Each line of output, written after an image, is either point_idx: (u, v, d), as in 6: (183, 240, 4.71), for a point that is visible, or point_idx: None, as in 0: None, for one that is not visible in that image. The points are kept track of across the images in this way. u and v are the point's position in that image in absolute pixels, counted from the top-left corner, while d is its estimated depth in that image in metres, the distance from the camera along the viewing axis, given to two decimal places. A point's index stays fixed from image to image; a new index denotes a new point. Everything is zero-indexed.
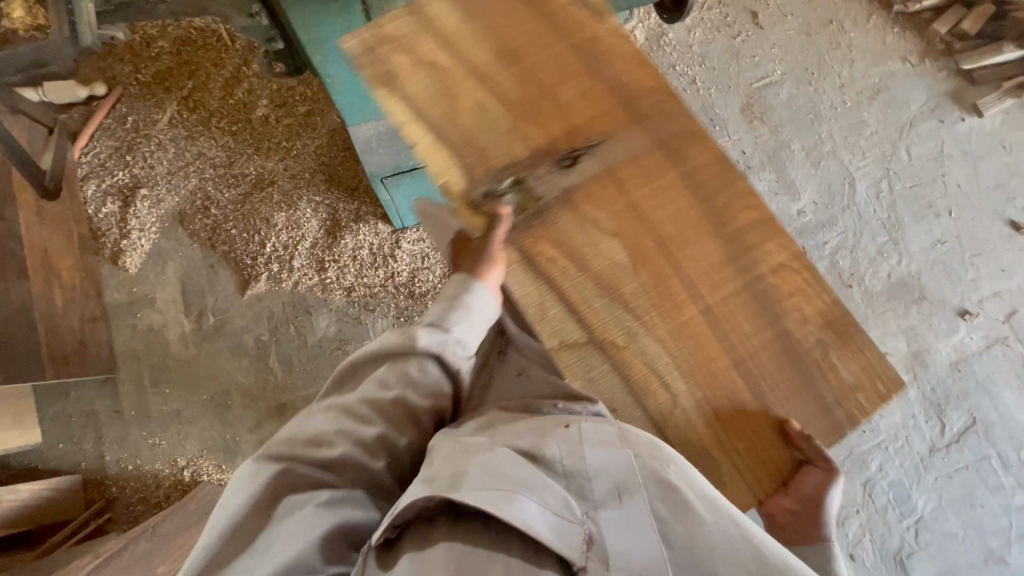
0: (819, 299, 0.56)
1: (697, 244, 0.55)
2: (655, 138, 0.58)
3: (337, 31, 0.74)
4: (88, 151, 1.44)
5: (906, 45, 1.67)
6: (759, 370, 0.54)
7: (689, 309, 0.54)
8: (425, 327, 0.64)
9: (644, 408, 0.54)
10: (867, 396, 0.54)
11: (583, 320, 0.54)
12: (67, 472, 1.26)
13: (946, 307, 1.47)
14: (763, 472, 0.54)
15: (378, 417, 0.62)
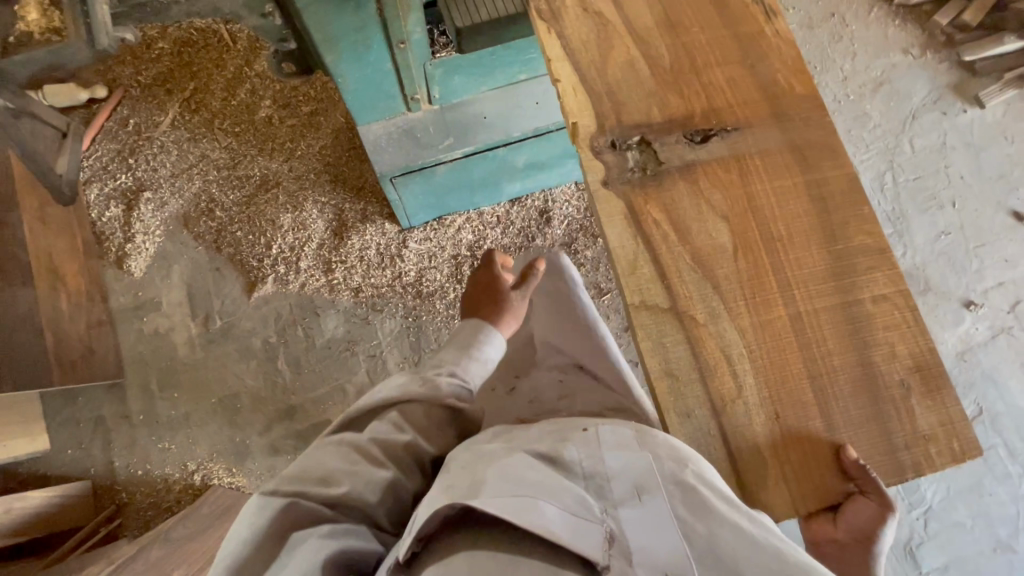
0: (915, 342, 0.54)
1: (807, 248, 0.56)
2: (791, 140, 0.59)
3: (351, 28, 0.74)
4: (91, 155, 1.43)
5: (907, 37, 1.67)
6: (835, 389, 0.52)
7: (778, 308, 0.55)
8: (444, 374, 0.63)
9: (706, 389, 0.53)
10: (939, 448, 0.51)
11: (669, 287, 0.55)
12: (77, 478, 1.25)
13: (951, 298, 1.48)
14: (814, 496, 0.51)
15: (388, 457, 0.58)
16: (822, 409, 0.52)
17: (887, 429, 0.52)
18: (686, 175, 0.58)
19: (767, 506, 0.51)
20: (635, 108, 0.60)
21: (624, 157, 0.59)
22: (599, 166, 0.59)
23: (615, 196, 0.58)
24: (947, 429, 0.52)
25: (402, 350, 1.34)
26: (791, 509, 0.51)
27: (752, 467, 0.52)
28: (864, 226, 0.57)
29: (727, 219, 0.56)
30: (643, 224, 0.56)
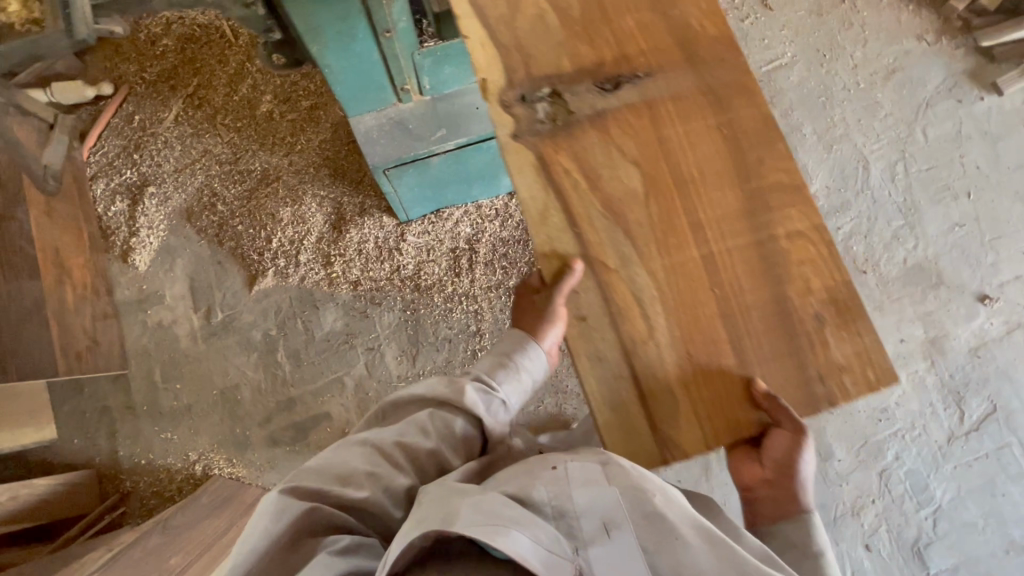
0: (825, 276, 0.60)
1: (718, 193, 0.62)
2: (705, 83, 0.64)
3: (334, 18, 0.73)
4: (97, 151, 1.45)
5: (921, 23, 1.62)
6: (744, 324, 0.59)
7: (690, 250, 0.61)
8: (473, 380, 0.69)
9: (618, 329, 0.59)
10: (852, 378, 0.58)
11: (580, 234, 0.61)
12: (82, 467, 1.28)
13: (965, 292, 1.43)
14: (726, 431, 0.57)
15: (408, 464, 0.63)
16: (734, 347, 0.58)
17: (801, 361, 0.58)
18: (598, 124, 0.63)
19: (677, 442, 0.57)
20: (543, 59, 0.65)
21: (534, 109, 0.64)
22: (508, 120, 0.64)
23: (525, 147, 0.63)
24: (860, 358, 0.58)
25: (400, 343, 1.35)
26: (703, 445, 0.57)
27: (661, 404, 0.58)
28: (781, 166, 0.62)
29: (641, 165, 0.62)
30: (552, 172, 0.63)
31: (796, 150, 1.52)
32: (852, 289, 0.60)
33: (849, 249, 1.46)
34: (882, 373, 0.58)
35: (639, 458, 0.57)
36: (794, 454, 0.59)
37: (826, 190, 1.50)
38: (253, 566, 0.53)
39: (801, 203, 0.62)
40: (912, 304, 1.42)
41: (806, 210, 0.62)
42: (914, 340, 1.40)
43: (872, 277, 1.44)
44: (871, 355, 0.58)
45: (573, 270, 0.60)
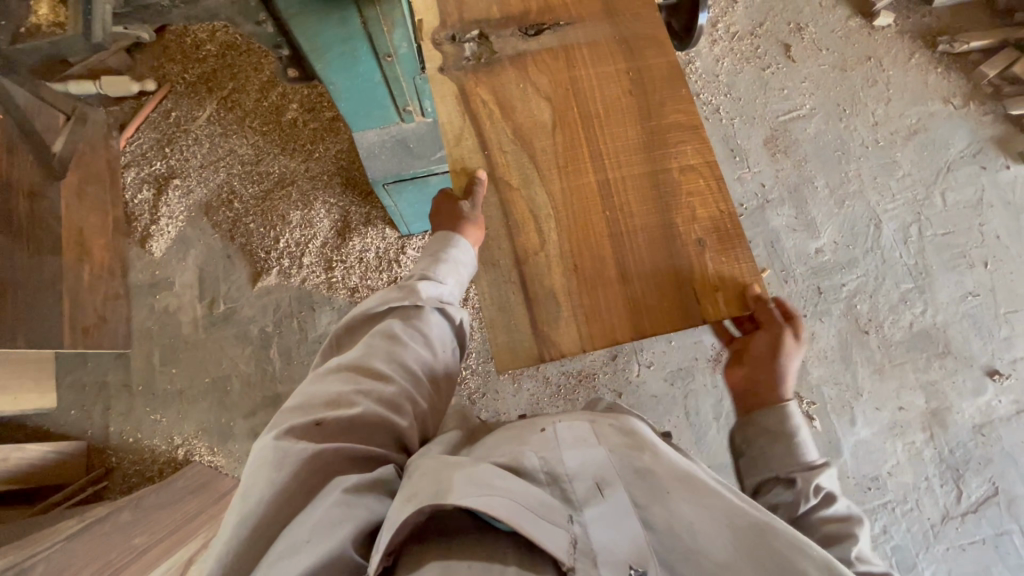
0: (709, 208, 0.74)
1: (620, 128, 0.77)
2: (621, 35, 0.81)
3: (338, 39, 0.78)
4: (133, 141, 1.54)
5: (949, 86, 1.60)
6: (630, 244, 0.73)
7: (589, 177, 0.75)
8: (422, 282, 0.77)
9: (513, 242, 0.73)
10: (724, 294, 0.71)
11: (489, 156, 0.76)
12: (74, 438, 1.33)
13: (973, 365, 1.37)
14: (599, 336, 0.70)
15: (391, 372, 0.68)
16: (616, 259, 0.72)
17: (680, 279, 0.72)
18: (516, 64, 0.79)
19: (555, 343, 0.70)
20: (476, 8, 0.82)
21: (461, 47, 0.80)
22: (437, 56, 0.80)
23: (448, 79, 0.79)
24: (732, 279, 0.71)
25: None
26: (576, 348, 0.69)
27: (545, 309, 0.71)
28: (676, 109, 0.78)
29: (555, 103, 0.78)
30: (470, 101, 0.78)
31: (807, 202, 1.49)
32: (731, 221, 0.74)
33: (853, 306, 1.41)
34: (752, 294, 0.71)
35: (521, 355, 0.70)
36: (777, 355, 0.72)
37: (834, 245, 1.46)
38: (268, 514, 0.54)
39: (692, 142, 0.77)
40: (915, 370, 1.37)
41: (698, 150, 0.76)
42: (914, 410, 1.34)
43: (874, 338, 1.39)
44: (743, 280, 0.71)
45: (479, 179, 0.74)
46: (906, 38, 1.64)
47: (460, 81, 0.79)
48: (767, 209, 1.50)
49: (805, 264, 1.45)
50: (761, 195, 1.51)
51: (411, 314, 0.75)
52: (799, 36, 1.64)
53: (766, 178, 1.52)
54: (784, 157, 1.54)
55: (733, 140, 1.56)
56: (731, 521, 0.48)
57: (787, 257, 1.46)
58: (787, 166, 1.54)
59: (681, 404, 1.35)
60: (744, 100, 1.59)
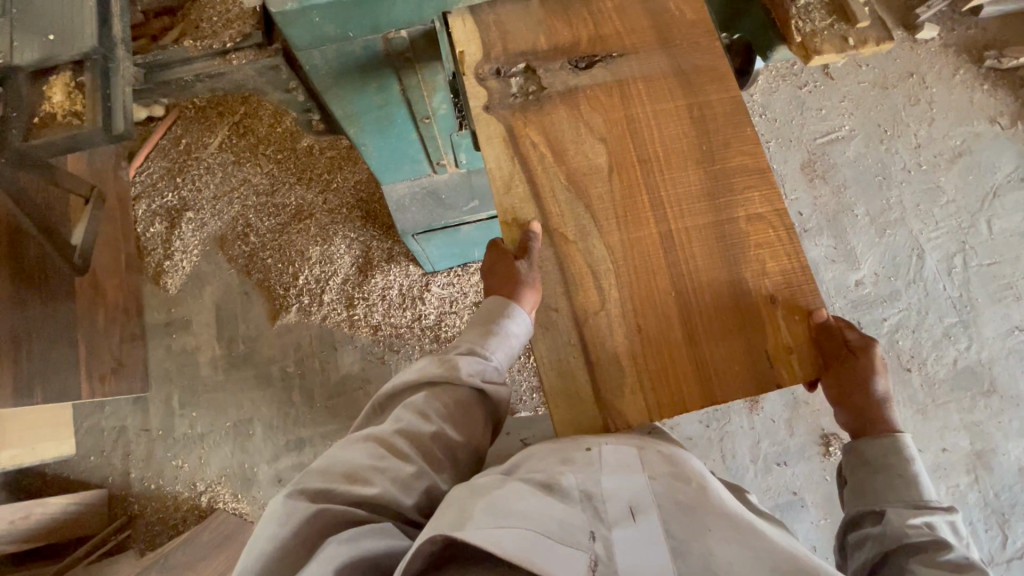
0: (786, 257, 0.55)
1: (680, 172, 0.57)
2: (679, 66, 0.60)
3: (374, 106, 0.71)
4: (143, 171, 1.48)
5: (996, 105, 1.52)
6: (695, 303, 0.54)
7: (649, 227, 0.56)
8: (465, 357, 0.60)
9: (570, 300, 0.55)
10: (801, 358, 0.53)
11: (542, 207, 0.57)
12: (95, 485, 1.30)
13: (1021, 405, 1.33)
14: (667, 406, 0.52)
15: (415, 452, 0.56)
16: (682, 321, 0.54)
17: (754, 343, 0.53)
18: (570, 102, 0.59)
19: (619, 412, 0.53)
20: (520, 37, 0.60)
21: (507, 83, 0.59)
22: (480, 92, 0.59)
23: (495, 119, 0.59)
24: (811, 342, 0.53)
25: None
26: (646, 417, 0.53)
27: (607, 371, 0.53)
28: (745, 145, 0.58)
29: (609, 143, 0.58)
30: (520, 145, 0.58)
31: (846, 231, 1.43)
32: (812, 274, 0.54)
33: (894, 343, 1.36)
34: (836, 352, 0.54)
35: (578, 429, 0.53)
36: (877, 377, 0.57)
37: (875, 277, 1.40)
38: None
39: (765, 186, 0.57)
40: (959, 410, 1.32)
41: (770, 194, 0.56)
42: (959, 451, 1.30)
43: (916, 377, 1.34)
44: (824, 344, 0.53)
45: (533, 231, 0.56)
46: (951, 52, 1.56)
47: (509, 123, 0.59)
48: (805, 239, 1.43)
49: (845, 298, 1.39)
50: (798, 224, 1.45)
51: (447, 390, 0.60)
52: None
53: (804, 206, 1.46)
54: (822, 183, 1.47)
55: (770, 164, 1.49)
56: (775, 566, 0.43)
57: (825, 289, 1.40)
58: (825, 193, 1.47)
59: (717, 447, 1.31)
60: (780, 122, 1.52)
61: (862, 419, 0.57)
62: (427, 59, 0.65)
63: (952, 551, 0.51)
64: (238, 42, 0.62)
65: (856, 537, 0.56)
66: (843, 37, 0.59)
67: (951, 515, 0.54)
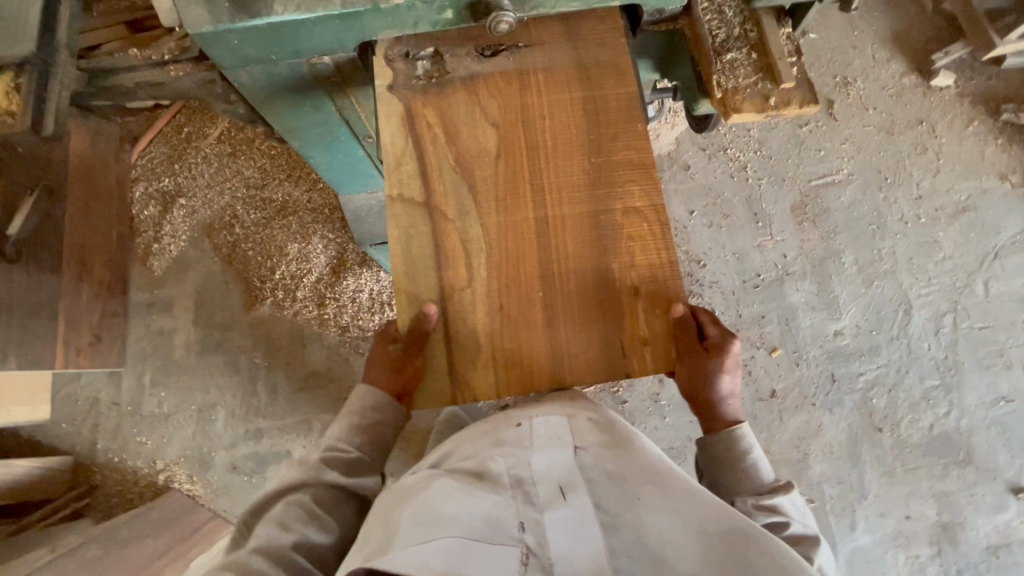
0: (655, 253, 0.57)
1: (564, 161, 0.58)
2: (579, 59, 0.60)
3: (314, 123, 0.73)
4: (144, 155, 1.51)
5: (1008, 161, 1.46)
6: (561, 289, 0.56)
7: (526, 212, 0.57)
8: (325, 448, 0.66)
9: (439, 275, 0.56)
10: (653, 351, 0.55)
11: (427, 184, 0.58)
12: (63, 452, 1.36)
13: (996, 479, 1.27)
14: (516, 383, 0.55)
15: (272, 566, 0.57)
16: (545, 309, 0.56)
17: (610, 331, 0.56)
18: (470, 87, 0.60)
19: (469, 386, 0.55)
20: None
21: (413, 65, 0.60)
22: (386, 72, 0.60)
23: (395, 99, 0.59)
24: (666, 336, 0.55)
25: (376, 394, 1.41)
26: (494, 393, 0.55)
27: (464, 346, 0.56)
28: (633, 141, 0.58)
29: (501, 129, 0.59)
30: (416, 126, 0.59)
31: (831, 279, 1.38)
32: (676, 271, 0.57)
33: (868, 400, 1.31)
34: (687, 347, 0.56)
35: (433, 396, 0.56)
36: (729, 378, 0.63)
37: (856, 328, 1.35)
38: None
39: (646, 181, 0.58)
40: (929, 478, 1.27)
41: (650, 189, 0.58)
42: (923, 521, 1.25)
43: (888, 438, 1.29)
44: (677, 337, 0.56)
45: (428, 315, 0.55)
46: (966, 101, 1.49)
47: (409, 103, 0.59)
48: (786, 282, 1.38)
49: (821, 347, 1.34)
50: (782, 266, 1.40)
51: (309, 491, 0.64)
52: (845, 91, 1.49)
53: (789, 248, 1.41)
54: (812, 227, 1.42)
55: (759, 202, 1.43)
56: (702, 530, 0.48)
57: (801, 336, 1.35)
58: (814, 237, 1.42)
59: None
60: (776, 159, 1.45)
61: (705, 408, 0.64)
62: (358, 82, 0.66)
63: (788, 528, 0.62)
64: (177, 55, 0.65)
65: None
66: (765, 96, 0.57)
67: (789, 494, 0.65)
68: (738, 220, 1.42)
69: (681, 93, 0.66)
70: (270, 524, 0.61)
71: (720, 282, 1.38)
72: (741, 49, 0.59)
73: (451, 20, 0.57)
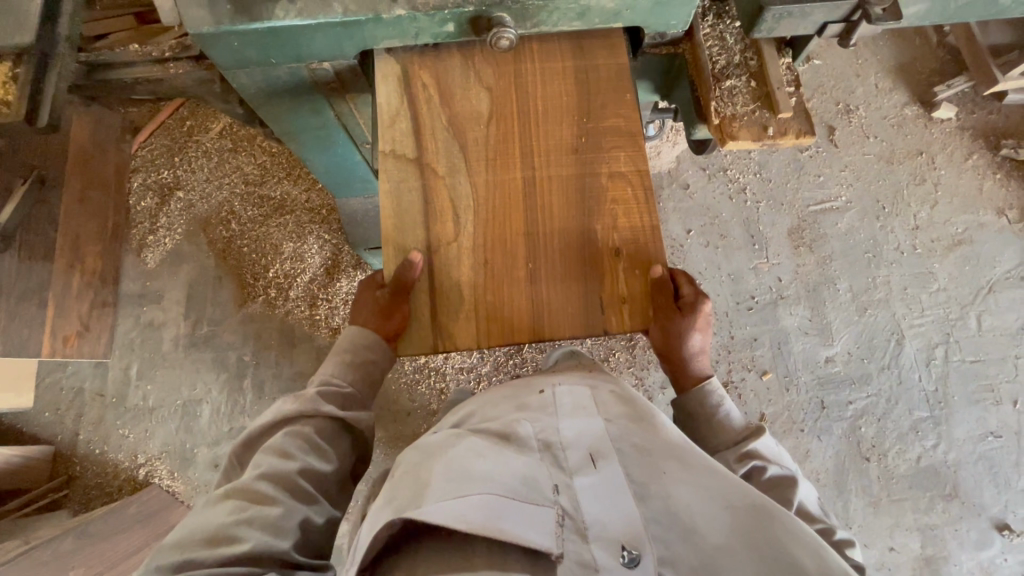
0: (637, 216, 0.60)
1: (554, 126, 0.61)
2: (575, 36, 0.62)
3: (312, 126, 0.73)
4: (145, 146, 1.49)
5: (1006, 197, 1.46)
6: (545, 246, 0.59)
7: (515, 172, 0.61)
8: (317, 383, 0.70)
9: (427, 229, 0.59)
10: (631, 307, 0.59)
11: (419, 141, 0.60)
12: (44, 441, 1.34)
13: (982, 515, 1.27)
14: (496, 335, 0.58)
15: (281, 493, 0.60)
16: (529, 265, 0.59)
17: (589, 288, 0.59)
18: (465, 53, 0.62)
19: (451, 336, 0.58)
20: None
21: None
22: None
23: (393, 60, 0.61)
24: (644, 295, 0.59)
25: None
26: (475, 343, 0.58)
27: (448, 297, 0.58)
28: (620, 110, 0.61)
29: (494, 94, 0.61)
30: (411, 87, 0.61)
31: (824, 305, 1.38)
32: (657, 235, 0.60)
33: (857, 429, 1.31)
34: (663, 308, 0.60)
35: (414, 343, 0.58)
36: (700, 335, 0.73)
37: (847, 356, 1.35)
38: None
39: (631, 147, 0.61)
40: (914, 510, 1.27)
41: (635, 155, 0.61)
42: (907, 554, 1.24)
43: (874, 468, 1.29)
44: (655, 297, 0.59)
45: (413, 264, 0.57)
46: (967, 135, 1.50)
47: (406, 66, 0.61)
48: (780, 306, 1.38)
49: (811, 373, 1.34)
50: (776, 289, 1.40)
51: (306, 421, 0.66)
52: (847, 118, 1.50)
53: (784, 272, 1.41)
54: (808, 252, 1.42)
55: (756, 224, 1.43)
56: (728, 503, 0.49)
57: (793, 361, 1.35)
58: (810, 262, 1.42)
59: None
60: (775, 183, 1.46)
61: (678, 367, 0.75)
62: (356, 88, 0.67)
63: (768, 471, 0.66)
64: (177, 53, 0.66)
65: None
66: (763, 126, 0.58)
67: (762, 437, 0.71)
68: (734, 241, 1.42)
69: (680, 114, 0.67)
70: (272, 452, 0.63)
71: (713, 303, 1.38)
72: (740, 76, 0.59)
73: (453, 33, 0.57)
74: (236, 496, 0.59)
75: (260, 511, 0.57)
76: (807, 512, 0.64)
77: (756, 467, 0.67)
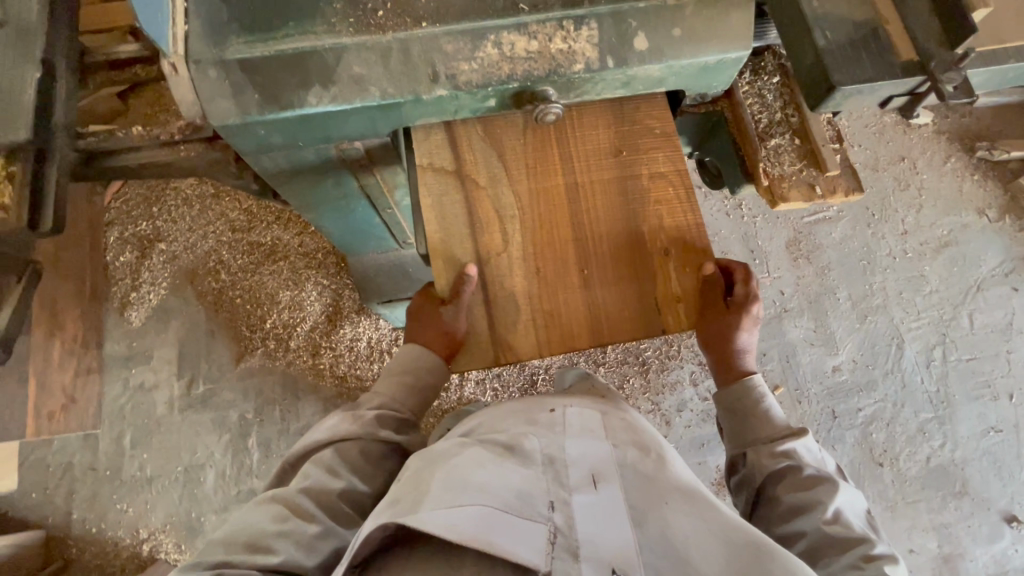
0: (682, 214, 0.58)
1: (590, 130, 0.60)
2: None
3: (333, 197, 0.69)
4: (119, 198, 1.41)
5: (985, 196, 1.52)
6: (595, 250, 0.57)
7: (556, 179, 0.59)
8: (375, 407, 0.67)
9: (474, 240, 0.57)
10: (687, 307, 0.57)
11: (456, 152, 0.58)
12: (33, 525, 1.25)
13: (991, 509, 1.32)
14: (557, 342, 0.56)
15: (321, 511, 0.58)
16: (581, 271, 0.57)
17: (644, 289, 0.57)
18: None
19: (512, 346, 0.56)
20: None
21: None
22: None
23: None
24: (697, 291, 0.57)
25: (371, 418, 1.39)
26: (536, 353, 0.56)
27: (503, 310, 0.56)
28: (652, 109, 0.60)
29: None
30: None
31: (826, 315, 1.41)
32: (704, 231, 0.58)
33: (868, 436, 1.34)
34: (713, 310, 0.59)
35: (472, 360, 0.56)
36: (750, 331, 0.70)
37: (853, 364, 1.38)
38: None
39: (671, 148, 0.60)
40: (928, 510, 1.30)
41: (674, 154, 0.59)
42: (926, 554, 1.28)
43: (888, 472, 1.32)
44: (708, 297, 0.58)
45: (468, 276, 0.55)
46: (943, 139, 1.55)
47: None
48: (784, 319, 1.40)
49: (821, 384, 1.37)
50: (778, 302, 1.42)
51: (362, 444, 0.63)
52: None
53: (785, 284, 1.43)
54: (806, 263, 1.45)
55: (755, 240, 1.45)
56: (728, 539, 0.48)
57: (802, 374, 1.37)
58: (809, 273, 1.45)
59: None
60: None
61: (725, 364, 0.72)
62: (385, 161, 0.64)
63: (805, 470, 0.67)
64: (186, 134, 0.60)
65: (736, 481, 0.73)
66: (812, 185, 0.60)
67: (804, 439, 0.70)
68: (735, 257, 1.44)
69: (717, 162, 0.67)
70: (320, 465, 0.61)
71: None
72: (784, 134, 0.61)
73: (494, 107, 0.55)
74: (279, 502, 0.57)
75: (299, 525, 0.56)
76: (840, 519, 0.63)
77: (794, 467, 0.67)
